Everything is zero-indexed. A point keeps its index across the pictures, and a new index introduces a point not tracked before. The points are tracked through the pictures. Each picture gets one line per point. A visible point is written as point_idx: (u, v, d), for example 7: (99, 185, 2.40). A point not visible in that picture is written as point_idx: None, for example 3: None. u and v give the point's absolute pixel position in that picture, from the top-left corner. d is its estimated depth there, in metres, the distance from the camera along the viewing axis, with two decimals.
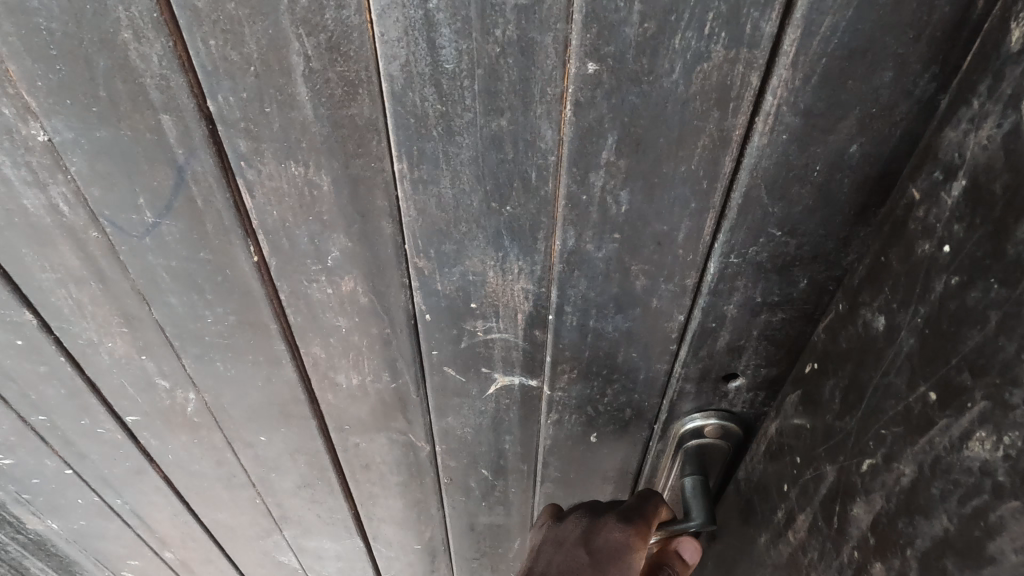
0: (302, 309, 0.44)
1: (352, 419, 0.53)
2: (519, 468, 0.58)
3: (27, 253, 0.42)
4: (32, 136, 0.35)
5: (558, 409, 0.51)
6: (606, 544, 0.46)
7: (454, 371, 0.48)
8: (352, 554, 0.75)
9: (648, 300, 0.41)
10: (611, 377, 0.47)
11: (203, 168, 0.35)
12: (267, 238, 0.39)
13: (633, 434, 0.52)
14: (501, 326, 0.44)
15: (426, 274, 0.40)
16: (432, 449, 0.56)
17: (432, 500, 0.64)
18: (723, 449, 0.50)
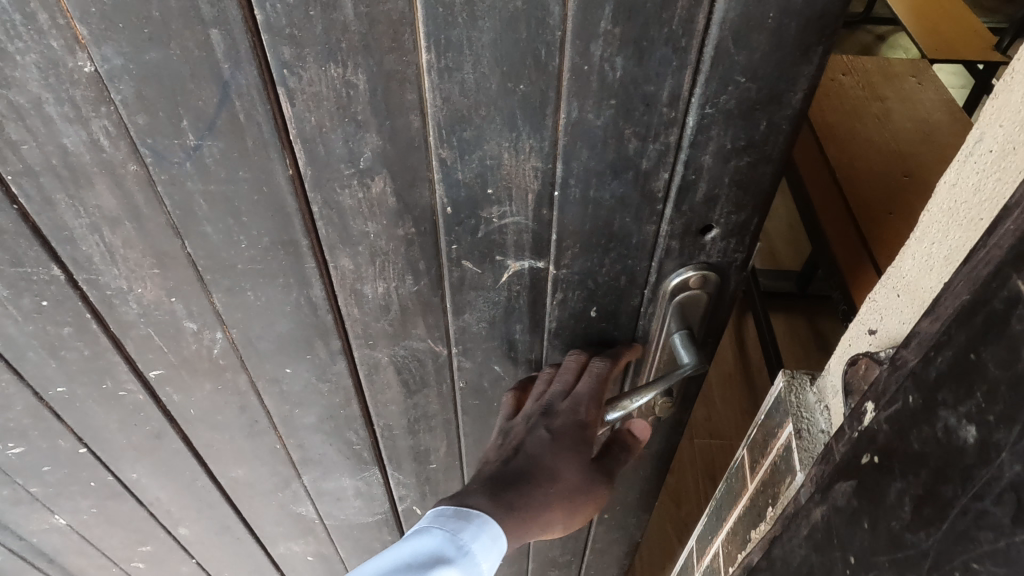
0: (334, 220, 0.48)
1: (376, 332, 0.58)
2: (526, 361, 0.64)
3: (62, 198, 0.43)
4: (78, 69, 0.37)
5: (562, 289, 0.57)
6: (568, 422, 0.56)
7: (472, 264, 0.53)
8: (371, 487, 0.79)
9: (639, 162, 0.48)
10: (608, 246, 0.54)
11: (246, 81, 0.39)
12: (304, 146, 0.43)
13: (628, 302, 0.59)
14: (514, 210, 0.50)
15: (448, 165, 0.46)
16: (449, 353, 0.62)
17: (447, 411, 0.69)
18: (704, 300, 0.58)
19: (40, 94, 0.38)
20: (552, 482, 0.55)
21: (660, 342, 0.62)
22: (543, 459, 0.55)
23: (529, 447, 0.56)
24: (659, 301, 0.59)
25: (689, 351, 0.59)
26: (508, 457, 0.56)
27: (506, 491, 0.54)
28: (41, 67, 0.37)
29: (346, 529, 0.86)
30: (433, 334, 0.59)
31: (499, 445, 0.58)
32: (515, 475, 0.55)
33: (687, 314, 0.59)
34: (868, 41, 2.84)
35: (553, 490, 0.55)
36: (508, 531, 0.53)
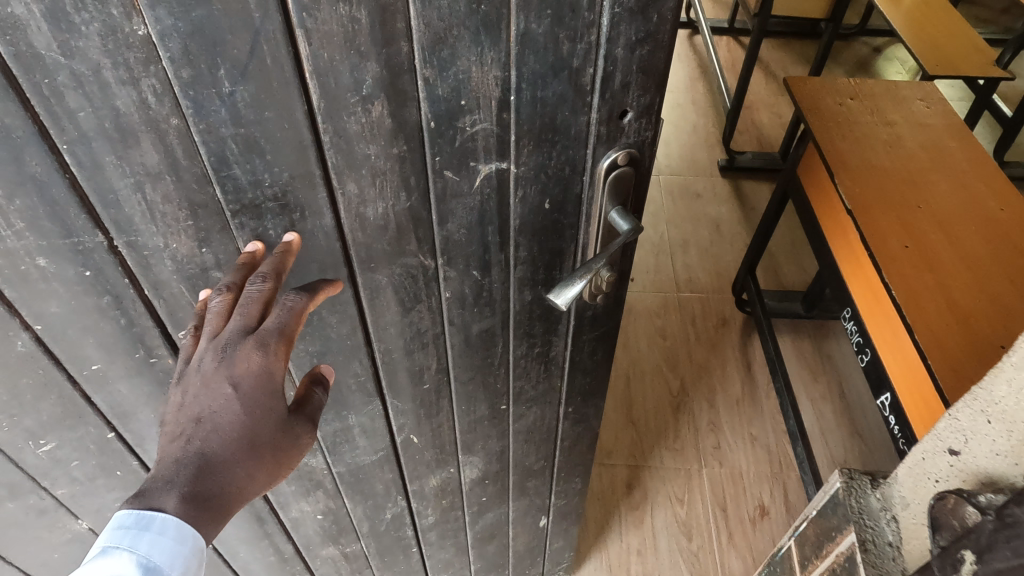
0: (342, 147, 0.57)
1: (376, 253, 0.67)
2: (499, 260, 0.76)
3: (110, 161, 0.49)
4: (133, 33, 0.44)
5: (523, 186, 0.69)
6: (252, 372, 0.53)
7: (451, 172, 0.64)
8: (373, 421, 0.88)
9: (572, 62, 0.60)
10: (554, 139, 0.66)
11: (273, 27, 0.47)
12: (318, 80, 0.52)
13: (573, 189, 0.72)
14: (483, 116, 0.61)
15: (431, 82, 0.56)
16: (436, 265, 0.72)
17: (436, 325, 0.79)
18: (632, 175, 0.71)
19: (99, 61, 0.44)
20: (249, 444, 0.52)
21: (600, 221, 0.74)
22: (231, 419, 0.52)
23: (218, 410, 0.52)
24: (596, 185, 0.71)
25: (627, 219, 0.72)
26: (192, 429, 0.52)
27: (197, 474, 0.50)
28: (102, 35, 0.43)
29: (347, 472, 0.94)
30: (423, 250, 0.70)
31: (177, 413, 0.53)
32: (203, 450, 0.51)
33: (619, 194, 0.72)
34: (866, 55, 3.00)
35: (254, 453, 0.52)
36: (202, 520, 0.49)
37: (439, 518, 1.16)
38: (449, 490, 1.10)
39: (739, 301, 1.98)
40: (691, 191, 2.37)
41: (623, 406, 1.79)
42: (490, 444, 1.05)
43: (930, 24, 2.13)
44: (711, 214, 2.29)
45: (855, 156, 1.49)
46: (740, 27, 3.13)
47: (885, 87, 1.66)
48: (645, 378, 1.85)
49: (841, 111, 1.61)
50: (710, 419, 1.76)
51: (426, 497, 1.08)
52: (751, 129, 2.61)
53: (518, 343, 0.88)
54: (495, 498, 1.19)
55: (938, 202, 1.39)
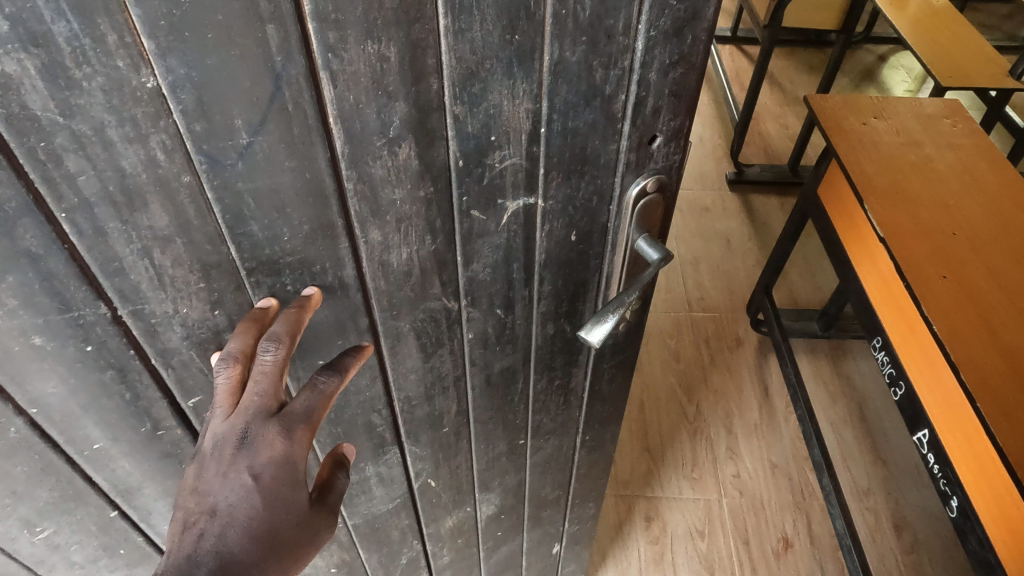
0: (367, 196, 0.51)
1: (399, 300, 0.61)
2: (524, 296, 0.66)
3: (114, 226, 0.44)
4: (140, 86, 0.39)
5: (550, 220, 0.59)
6: (272, 461, 0.50)
7: (479, 212, 0.56)
8: (391, 469, 0.83)
9: (605, 89, 0.50)
10: (583, 170, 0.56)
11: (296, 71, 0.42)
12: (342, 125, 0.46)
13: (598, 221, 0.61)
14: (512, 151, 0.52)
15: (460, 120, 0.49)
16: (460, 308, 0.65)
17: (459, 369, 0.73)
18: (662, 202, 0.60)
19: (103, 118, 0.39)
20: (268, 541, 0.49)
21: (628, 252, 0.63)
22: (247, 514, 0.49)
23: (234, 503, 0.49)
24: (623, 213, 0.60)
25: (658, 249, 0.61)
26: (205, 523, 0.48)
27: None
28: (106, 90, 0.38)
29: (362, 521, 0.89)
30: (447, 293, 0.63)
31: (189, 499, 0.50)
32: (217, 548, 0.47)
33: (650, 222, 0.61)
34: (870, 63, 3.02)
35: (272, 551, 0.50)
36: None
37: (453, 557, 1.10)
38: (465, 528, 1.03)
39: (755, 320, 1.96)
40: (700, 206, 2.35)
41: (640, 432, 1.74)
42: (508, 479, 0.96)
43: (941, 34, 2.14)
44: (721, 230, 2.27)
45: (884, 180, 1.45)
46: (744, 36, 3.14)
47: (911, 108, 1.64)
48: (660, 403, 1.80)
49: (866, 132, 1.57)
50: (729, 445, 1.71)
51: (441, 538, 1.02)
52: (759, 142, 2.61)
53: (537, 376, 0.78)
54: (511, 531, 1.10)
55: (973, 229, 1.35)
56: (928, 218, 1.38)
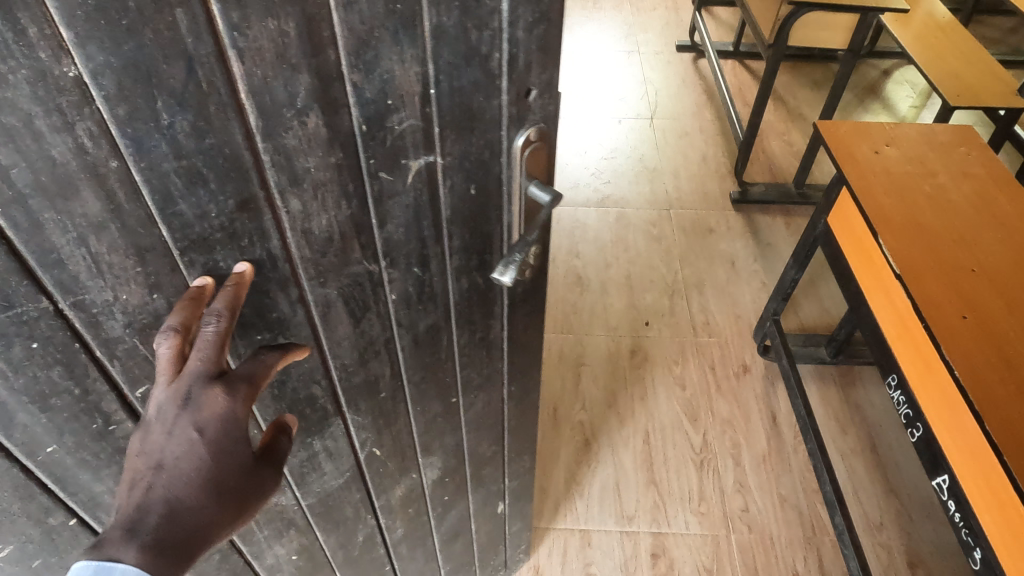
0: (283, 166, 0.54)
1: (324, 267, 0.64)
2: (438, 253, 0.71)
3: (49, 216, 0.47)
4: (63, 75, 0.42)
5: (450, 176, 0.63)
6: (216, 416, 0.54)
7: (386, 173, 0.60)
8: (336, 442, 0.87)
9: (484, 49, 0.55)
10: (473, 126, 0.60)
11: (205, 52, 0.45)
12: (253, 100, 0.49)
13: (492, 173, 0.65)
14: (410, 114, 0.56)
15: (357, 87, 0.53)
16: (380, 269, 0.69)
17: (384, 332, 0.77)
18: (545, 145, 0.65)
19: (31, 109, 0.42)
20: (214, 490, 0.53)
21: (523, 198, 0.67)
22: (193, 465, 0.53)
23: (181, 456, 0.52)
24: (512, 164, 0.64)
25: (549, 190, 0.65)
26: (152, 476, 0.52)
27: (162, 519, 0.50)
28: (31, 81, 0.41)
29: (316, 500, 0.93)
30: (367, 257, 0.67)
31: (135, 460, 0.53)
32: (167, 496, 0.51)
33: (536, 168, 0.65)
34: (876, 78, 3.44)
35: (221, 498, 0.53)
36: (167, 570, 0.48)
37: (406, 530, 1.14)
38: (413, 497, 1.08)
39: (763, 348, 2.08)
40: (705, 227, 2.50)
41: (648, 465, 1.86)
42: (447, 441, 1.02)
43: (948, 52, 2.57)
44: (725, 250, 2.43)
45: (894, 214, 1.56)
46: (746, 51, 3.41)
47: (922, 138, 1.76)
48: (668, 436, 1.91)
49: (879, 159, 1.69)
50: (737, 478, 1.83)
51: (392, 511, 1.07)
52: (763, 158, 2.80)
53: (459, 332, 0.84)
54: (456, 495, 1.16)
55: (988, 264, 1.46)
56: (937, 253, 1.49)
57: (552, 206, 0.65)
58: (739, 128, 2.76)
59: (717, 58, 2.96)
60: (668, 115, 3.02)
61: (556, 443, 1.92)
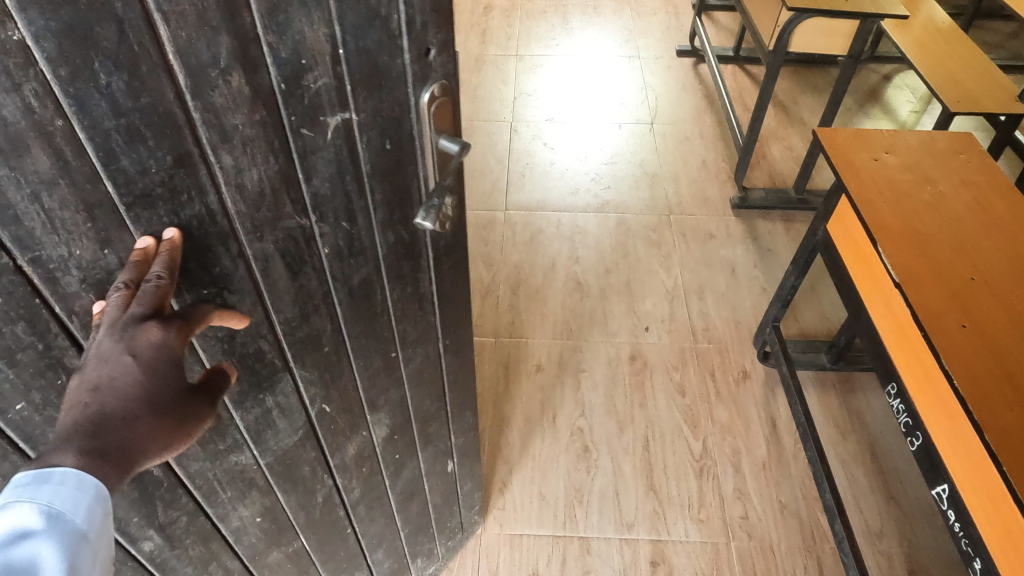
0: (213, 123, 0.61)
1: (260, 221, 0.72)
2: (363, 207, 0.81)
3: (3, 175, 0.52)
4: (8, 39, 0.48)
5: (367, 131, 0.74)
6: (151, 345, 0.62)
7: (307, 129, 0.69)
8: (287, 399, 0.93)
9: (383, 10, 0.66)
10: (380, 81, 0.71)
11: (133, 14, 0.52)
12: (181, 60, 0.56)
13: (404, 127, 0.78)
14: (323, 73, 0.66)
15: (272, 48, 0.61)
16: (311, 224, 0.78)
17: (322, 287, 0.85)
18: (449, 103, 0.80)
19: None
20: (149, 407, 0.61)
21: (434, 151, 0.82)
22: (129, 385, 0.60)
23: (117, 379, 0.60)
24: (422, 121, 0.78)
25: (457, 141, 0.82)
26: (90, 397, 0.59)
27: (97, 431, 0.58)
28: None
29: (274, 458, 0.99)
30: (298, 211, 0.75)
31: (76, 383, 0.60)
32: (105, 411, 0.58)
33: (443, 123, 0.81)
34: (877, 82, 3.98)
35: (154, 415, 0.61)
36: (101, 472, 0.56)
37: (364, 489, 1.22)
38: (365, 456, 1.16)
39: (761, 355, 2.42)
40: (705, 233, 2.92)
41: (647, 472, 2.16)
42: (391, 396, 1.12)
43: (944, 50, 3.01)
44: (726, 256, 2.83)
45: (894, 221, 1.76)
46: (746, 55, 3.98)
47: (925, 149, 1.95)
48: (664, 440, 2.24)
49: (881, 167, 1.89)
50: (738, 486, 2.11)
51: (347, 470, 1.14)
52: (763, 164, 3.25)
53: (392, 287, 0.95)
54: (407, 452, 1.26)
55: (981, 269, 1.65)
56: (933, 259, 1.67)
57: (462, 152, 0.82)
58: (739, 133, 3.21)
59: (717, 64, 3.41)
60: (669, 120, 3.51)
61: (558, 448, 2.23)
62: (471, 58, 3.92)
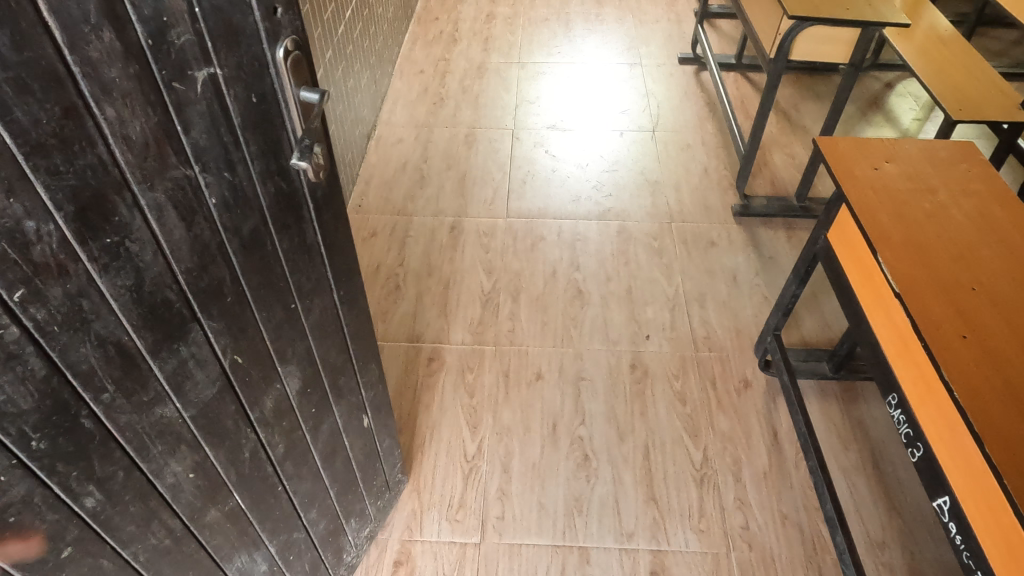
0: (93, 77, 0.79)
1: (149, 169, 0.92)
2: (241, 158, 1.07)
3: None
4: None
5: (232, 85, 1.00)
6: None
7: (178, 83, 0.90)
8: (200, 349, 1.16)
9: None
10: (235, 38, 0.96)
11: None
12: (56, 17, 0.73)
13: (265, 76, 1.05)
14: (184, 30, 0.88)
15: (137, 9, 0.81)
16: (195, 172, 1.00)
17: (215, 236, 1.09)
18: (303, 59, 1.10)
19: None
20: None
21: (296, 101, 1.11)
22: None
23: None
24: (281, 72, 1.06)
25: (315, 91, 1.13)
26: None
27: None
28: None
29: (197, 412, 1.22)
30: (183, 162, 0.96)
31: None
32: None
33: (300, 78, 1.11)
34: (879, 94, 4.66)
35: None
36: None
37: (287, 446, 1.56)
38: (283, 410, 1.49)
39: (765, 363, 2.92)
40: (708, 240, 3.56)
41: (645, 484, 2.58)
42: (297, 348, 1.46)
43: (966, 59, 3.62)
44: (727, 262, 3.45)
45: (891, 249, 2.07)
46: (749, 63, 4.84)
47: (919, 170, 2.34)
48: (664, 449, 2.69)
49: (885, 181, 2.29)
50: (738, 497, 2.54)
51: (269, 425, 1.46)
52: (767, 171, 3.99)
53: (280, 238, 1.26)
54: (321, 407, 1.66)
55: (976, 277, 1.98)
56: (932, 279, 1.98)
57: (321, 100, 1.14)
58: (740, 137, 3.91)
59: (717, 73, 4.19)
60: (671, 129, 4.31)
61: (561, 458, 2.67)
62: (472, 96, 4.58)
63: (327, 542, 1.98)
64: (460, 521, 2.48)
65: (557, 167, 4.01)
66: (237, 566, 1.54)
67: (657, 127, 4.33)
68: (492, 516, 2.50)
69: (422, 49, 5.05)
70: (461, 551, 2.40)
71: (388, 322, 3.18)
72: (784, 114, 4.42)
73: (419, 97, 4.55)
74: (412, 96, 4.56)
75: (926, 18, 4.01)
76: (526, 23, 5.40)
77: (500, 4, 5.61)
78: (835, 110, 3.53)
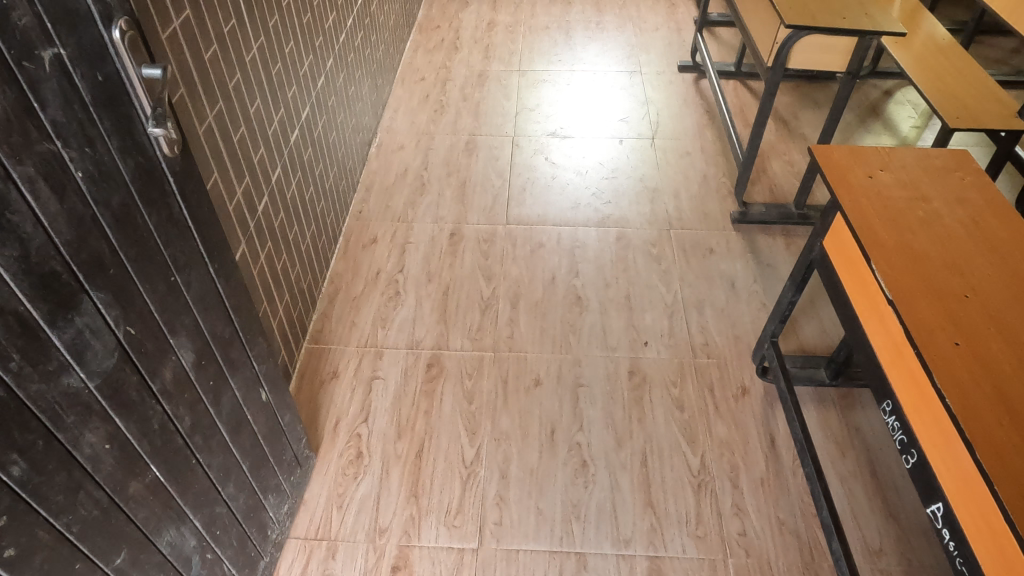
0: None
1: (17, 144, 1.11)
2: (98, 134, 1.30)
3: None
4: None
5: (77, 65, 1.22)
6: None
7: (27, 63, 1.11)
8: (93, 319, 1.35)
9: None
10: (70, 20, 1.19)
11: None
12: None
13: (106, 56, 1.29)
14: (25, 12, 1.09)
15: None
16: (59, 146, 1.21)
17: (89, 210, 1.30)
18: (137, 38, 1.36)
19: None
20: None
21: (137, 78, 1.37)
22: None
23: None
24: (120, 52, 1.31)
25: (155, 68, 1.41)
26: None
27: None
28: None
29: (101, 382, 1.40)
30: (45, 137, 1.17)
31: None
32: None
33: (138, 58, 1.36)
34: (879, 105, 4.86)
35: None
36: None
37: (192, 419, 1.77)
38: (183, 382, 1.70)
39: (762, 371, 3.10)
40: (708, 248, 3.75)
41: (643, 490, 2.75)
42: (184, 321, 1.68)
43: (964, 68, 3.82)
44: (725, 269, 3.64)
45: (887, 264, 2.23)
46: (749, 71, 5.04)
47: (915, 184, 2.51)
48: (661, 456, 2.86)
49: (884, 195, 2.46)
50: (736, 504, 2.71)
51: (171, 398, 1.66)
52: (767, 180, 4.18)
53: (148, 212, 1.49)
54: (218, 378, 1.88)
55: (969, 289, 2.15)
56: (925, 291, 2.15)
57: (162, 75, 1.42)
58: (739, 146, 4.09)
59: (717, 81, 4.36)
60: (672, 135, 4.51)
61: (562, 465, 2.84)
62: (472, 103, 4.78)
63: (250, 517, 2.21)
64: (458, 526, 2.65)
65: (556, 174, 4.20)
66: (168, 540, 1.72)
67: (656, 135, 4.52)
68: (491, 522, 2.66)
69: (421, 57, 5.26)
70: (459, 556, 2.56)
71: (389, 328, 3.34)
72: (784, 122, 4.63)
73: (420, 103, 4.76)
74: (414, 104, 4.77)
75: (924, 27, 4.20)
76: (525, 31, 5.60)
77: (500, 12, 5.82)
78: (835, 119, 3.70)
